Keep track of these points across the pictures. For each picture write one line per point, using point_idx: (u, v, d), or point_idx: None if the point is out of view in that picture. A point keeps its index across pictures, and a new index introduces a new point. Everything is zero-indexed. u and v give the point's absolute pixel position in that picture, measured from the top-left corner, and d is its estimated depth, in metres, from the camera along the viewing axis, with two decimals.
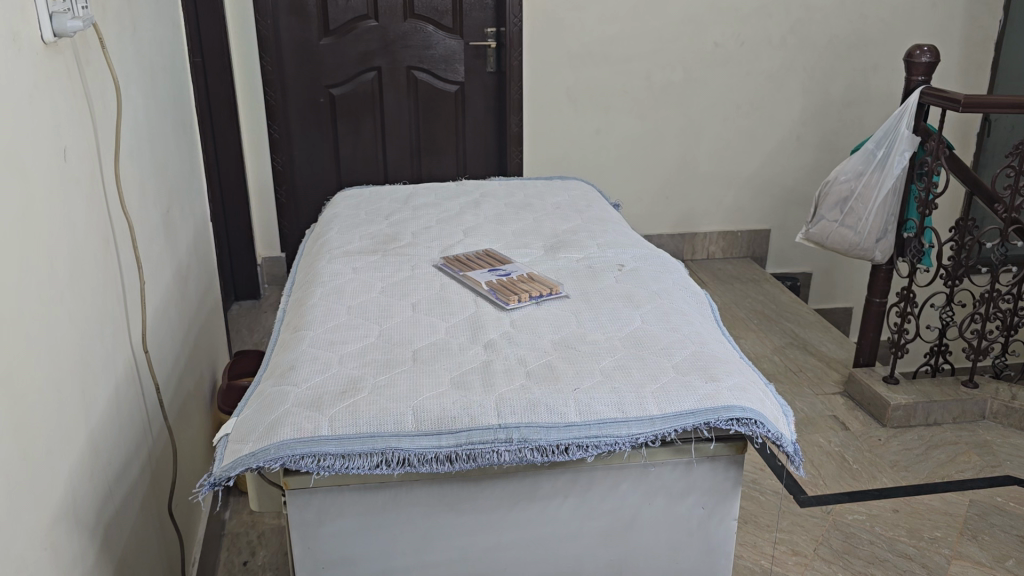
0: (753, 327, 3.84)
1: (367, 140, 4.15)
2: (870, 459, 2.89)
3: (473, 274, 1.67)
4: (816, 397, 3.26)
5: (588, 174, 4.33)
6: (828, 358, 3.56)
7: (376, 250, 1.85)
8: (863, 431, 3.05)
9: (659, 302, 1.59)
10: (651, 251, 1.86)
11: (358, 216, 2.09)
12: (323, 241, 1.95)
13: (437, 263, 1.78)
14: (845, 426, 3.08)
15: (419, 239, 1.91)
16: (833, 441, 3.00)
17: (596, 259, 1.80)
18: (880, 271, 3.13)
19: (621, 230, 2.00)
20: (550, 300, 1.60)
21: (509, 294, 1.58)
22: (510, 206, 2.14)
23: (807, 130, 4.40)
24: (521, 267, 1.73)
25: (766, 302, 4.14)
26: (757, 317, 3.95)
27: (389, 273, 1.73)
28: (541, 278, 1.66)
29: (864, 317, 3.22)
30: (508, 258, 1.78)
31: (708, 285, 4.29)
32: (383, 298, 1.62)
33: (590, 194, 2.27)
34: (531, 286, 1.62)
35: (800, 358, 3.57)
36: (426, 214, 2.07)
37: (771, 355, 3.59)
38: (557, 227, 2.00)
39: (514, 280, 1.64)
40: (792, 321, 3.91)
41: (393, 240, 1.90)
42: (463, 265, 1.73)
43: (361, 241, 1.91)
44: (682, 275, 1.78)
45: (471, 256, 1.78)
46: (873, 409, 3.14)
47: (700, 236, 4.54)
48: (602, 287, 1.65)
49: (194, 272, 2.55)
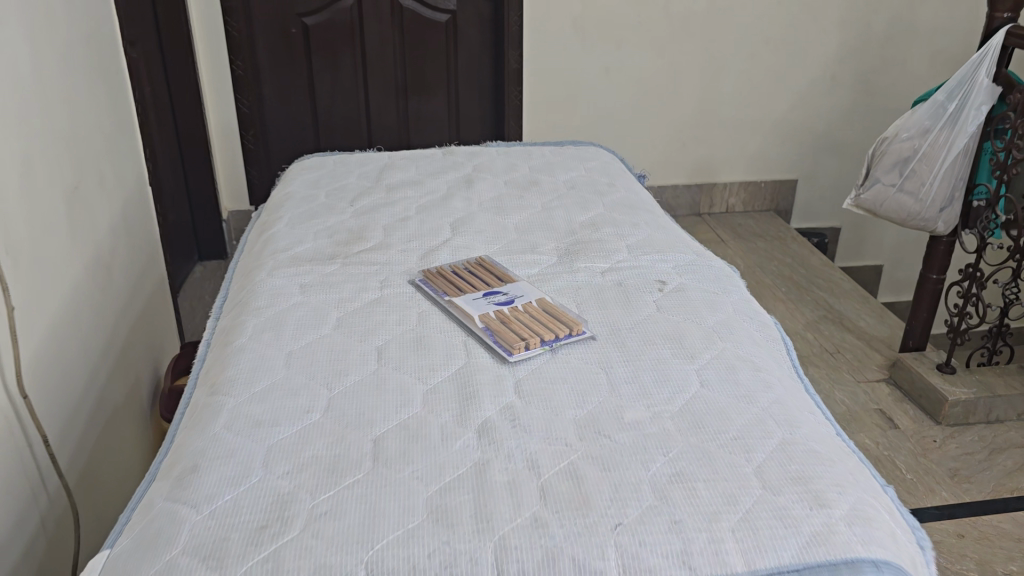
0: (782, 295, 3.38)
1: (347, 78, 3.58)
2: (925, 467, 2.48)
3: (460, 302, 1.23)
4: (857, 385, 2.84)
5: (598, 117, 3.77)
6: (868, 336, 3.11)
7: (335, 256, 1.39)
8: (915, 430, 2.63)
9: (721, 351, 1.15)
10: (698, 256, 1.43)
11: (316, 202, 1.62)
12: (266, 242, 1.48)
13: (414, 280, 1.32)
14: (893, 423, 2.66)
15: (393, 240, 1.45)
16: (882, 443, 2.58)
17: (628, 276, 1.34)
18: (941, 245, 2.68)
19: (657, 224, 1.54)
20: (571, 345, 1.15)
21: (513, 337, 1.13)
22: (513, 187, 1.67)
23: (842, 68, 3.83)
24: (528, 288, 1.27)
25: (794, 263, 3.66)
26: (785, 283, 3.48)
27: (349, 295, 1.28)
28: (555, 311, 1.20)
29: (917, 295, 2.79)
30: (509, 273, 1.33)
31: (728, 243, 3.78)
32: (337, 339, 1.17)
33: (612, 167, 1.80)
34: (541, 325, 1.16)
35: (836, 335, 3.12)
36: (404, 200, 1.60)
37: (804, 332, 3.14)
38: (574, 217, 1.55)
39: (519, 315, 1.19)
40: (824, 288, 3.44)
41: (359, 241, 1.44)
42: (446, 285, 1.28)
43: (317, 243, 1.44)
44: (743, 296, 1.33)
45: (457, 270, 1.33)
46: (926, 403, 2.71)
47: (719, 187, 4.01)
48: (641, 323, 1.21)
49: (123, 255, 2.08)
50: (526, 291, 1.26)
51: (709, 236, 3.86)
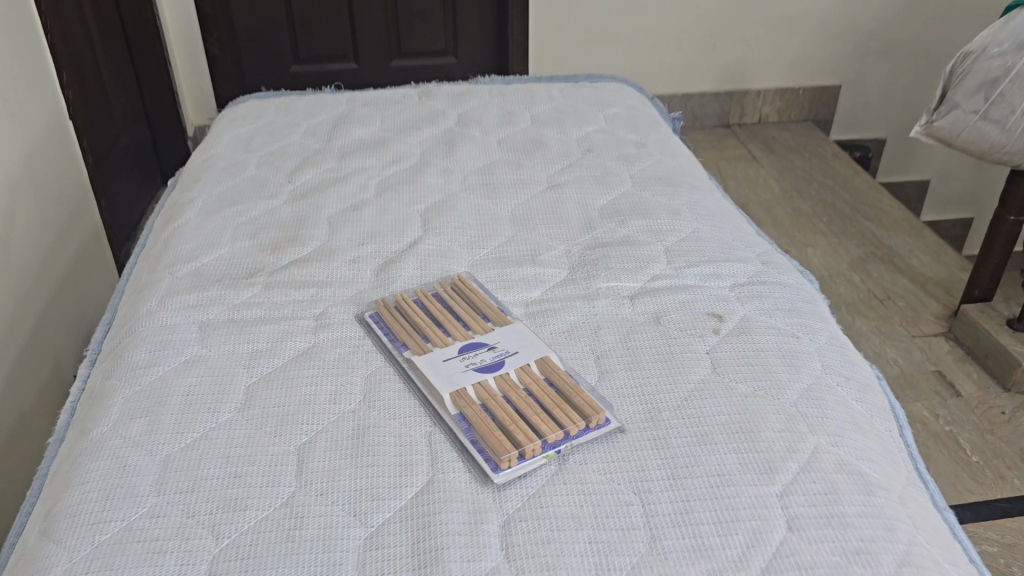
0: (824, 230, 2.83)
1: None
2: (993, 447, 2.05)
3: (424, 367, 0.85)
4: (913, 342, 2.41)
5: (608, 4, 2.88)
6: (923, 279, 2.64)
7: (256, 275, 0.99)
8: (980, 399, 2.21)
9: (812, 454, 0.77)
10: (767, 269, 1.02)
11: (242, 175, 1.20)
12: (169, 242, 1.08)
13: (363, 313, 0.94)
14: (955, 391, 2.24)
15: (339, 243, 1.05)
16: (942, 416, 2.15)
17: (666, 305, 0.95)
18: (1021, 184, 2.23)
19: (703, 211, 1.13)
20: (588, 445, 0.77)
21: (502, 437, 0.76)
22: (509, 151, 1.24)
23: None
24: (522, 337, 0.89)
25: (839, 189, 3.01)
26: (828, 212, 2.91)
27: (267, 349, 0.89)
28: (564, 389, 0.82)
29: (988, 240, 2.33)
30: (496, 306, 0.95)
31: (761, 161, 3.09)
32: (240, 429, 0.79)
33: (638, 119, 1.37)
34: (544, 416, 0.78)
35: (886, 278, 2.65)
36: (361, 173, 1.19)
37: (848, 275, 2.66)
38: (591, 200, 1.14)
39: (511, 395, 0.81)
40: (872, 218, 2.89)
41: (292, 245, 1.04)
42: (406, 330, 0.91)
43: (235, 248, 1.05)
44: (833, 337, 0.93)
45: (424, 301, 0.95)
46: (992, 364, 2.29)
47: (753, 94, 3.19)
48: (693, 403, 0.81)
49: (31, 217, 1.68)
50: (521, 345, 0.88)
51: (739, 153, 3.14)
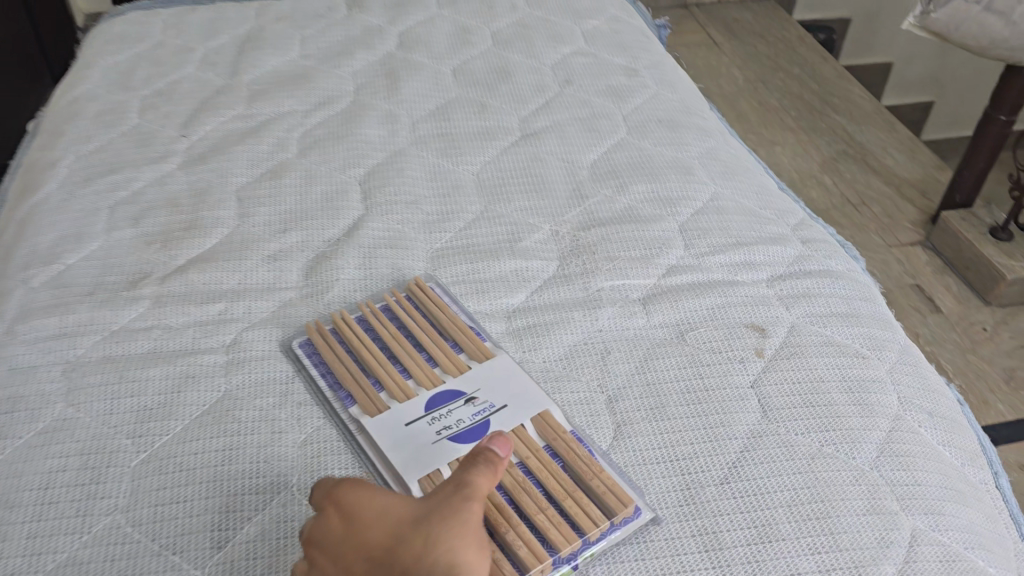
0: (792, 127, 2.17)
1: None
2: (969, 366, 1.55)
3: (381, 437, 0.63)
4: (885, 252, 1.78)
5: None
6: (898, 180, 1.99)
7: (135, 290, 0.76)
8: (960, 314, 1.66)
9: (910, 547, 0.58)
10: (808, 255, 0.80)
11: (121, 127, 0.95)
12: (23, 228, 0.82)
13: (293, 345, 0.71)
14: (933, 306, 1.67)
15: (255, 230, 0.82)
16: (922, 336, 1.61)
17: (688, 312, 0.73)
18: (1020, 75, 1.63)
19: (720, 166, 0.90)
20: (611, 550, 0.57)
21: (496, 556, 0.54)
22: (469, 87, 0.99)
23: None
24: (510, 380, 0.67)
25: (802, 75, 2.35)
26: (794, 105, 2.24)
27: (158, 407, 0.66)
28: (574, 465, 0.61)
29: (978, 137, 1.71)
30: (468, 329, 0.71)
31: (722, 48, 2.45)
32: (127, 542, 0.58)
33: (623, 36, 1.11)
34: (553, 515, 0.57)
35: (857, 178, 2.00)
36: (278, 122, 0.95)
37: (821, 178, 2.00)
38: (577, 152, 0.90)
39: (503, 478, 0.59)
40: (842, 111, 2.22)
41: (190, 233, 0.81)
42: (352, 378, 0.68)
43: (111, 241, 0.81)
44: (904, 354, 0.73)
45: (374, 325, 0.72)
46: (972, 275, 1.72)
47: None
48: (746, 476, 0.61)
49: None
50: (508, 394, 0.66)
51: (699, 37, 2.50)
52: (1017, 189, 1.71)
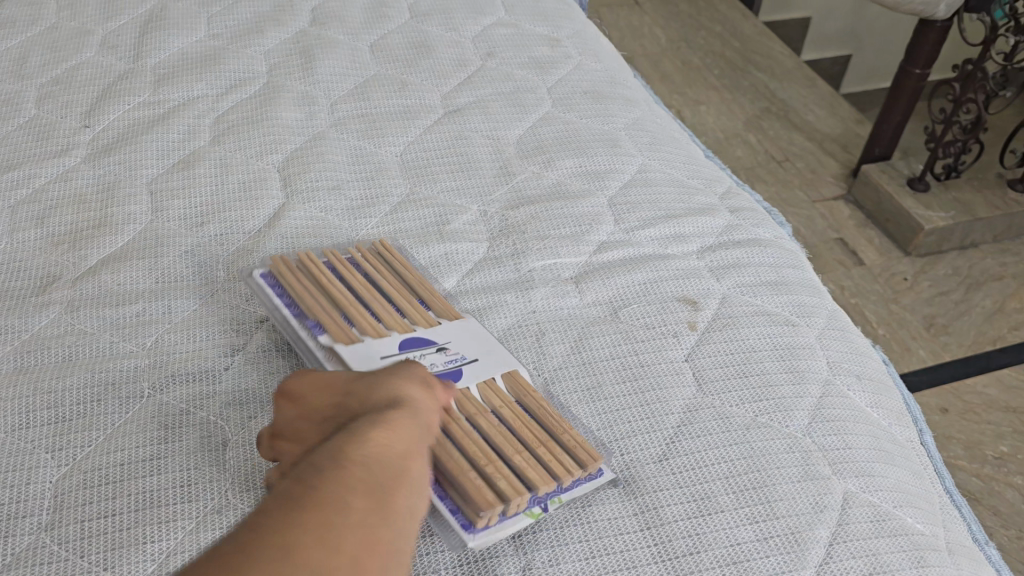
0: (715, 86, 2.17)
1: None
2: (892, 316, 1.58)
3: (355, 361, 0.61)
4: (809, 208, 1.81)
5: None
6: (819, 136, 2.02)
7: (42, 298, 0.72)
8: (882, 266, 1.69)
9: (842, 510, 0.59)
10: (736, 226, 0.81)
11: (17, 120, 0.90)
12: None
13: (256, 276, 0.70)
14: (857, 259, 1.70)
15: (169, 225, 0.79)
16: (846, 289, 1.63)
17: (621, 291, 0.73)
18: (933, 30, 1.65)
19: (647, 137, 0.90)
20: (563, 518, 0.57)
21: (479, 485, 0.54)
22: (387, 63, 0.97)
23: None
24: (483, 338, 0.66)
25: (724, 35, 2.34)
26: (717, 64, 2.24)
27: (76, 419, 0.63)
28: (545, 422, 0.60)
29: (893, 94, 1.74)
30: (440, 294, 0.70)
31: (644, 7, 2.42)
32: (54, 561, 0.55)
33: (544, 5, 1.09)
34: (530, 458, 0.57)
35: (781, 135, 2.02)
36: (184, 108, 0.91)
37: (746, 136, 2.01)
38: (503, 127, 0.88)
39: (480, 419, 0.58)
40: (764, 68, 2.23)
41: (99, 231, 0.78)
42: (320, 308, 0.66)
43: (13, 245, 0.77)
44: (833, 321, 0.74)
45: (343, 270, 0.70)
46: (891, 227, 1.76)
47: None
48: (684, 452, 0.61)
49: None
50: (484, 349, 0.65)
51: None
52: (933, 141, 1.73)
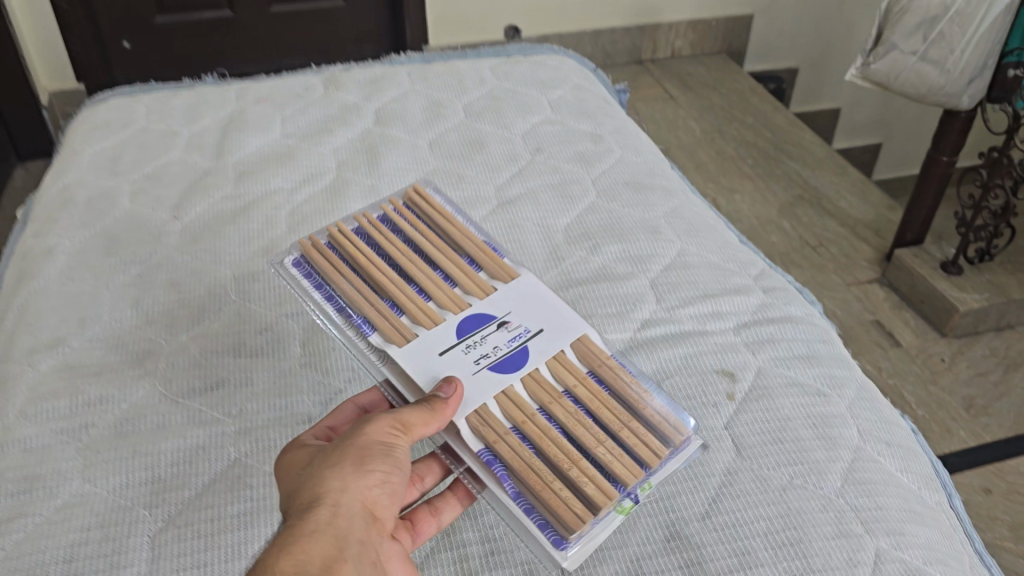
0: (750, 173, 2.24)
1: None
2: (932, 398, 1.60)
3: (417, 372, 0.66)
4: (845, 291, 1.86)
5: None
6: (852, 221, 2.09)
7: (138, 373, 0.80)
8: (919, 347, 1.72)
9: (875, 565, 0.63)
10: (769, 304, 0.87)
11: (114, 214, 0.99)
12: (25, 315, 0.86)
13: (291, 270, 0.76)
14: (894, 340, 1.74)
15: (250, 306, 0.87)
16: (884, 369, 1.66)
17: (664, 363, 0.79)
18: (959, 120, 1.72)
19: (685, 225, 0.97)
20: (616, 568, 0.62)
21: (564, 496, 0.59)
22: (444, 159, 1.06)
23: None
24: (543, 306, 0.73)
25: (757, 125, 2.43)
26: (751, 152, 2.32)
27: (171, 478, 0.70)
28: (626, 397, 0.67)
29: (922, 182, 1.80)
30: (483, 248, 0.79)
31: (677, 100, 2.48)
32: None
33: (587, 104, 1.19)
34: (612, 448, 0.63)
35: (815, 221, 2.09)
36: (263, 201, 1.00)
37: (779, 221, 2.08)
38: (553, 216, 0.96)
39: (555, 411, 0.64)
40: (796, 157, 2.31)
41: (188, 312, 0.86)
42: (365, 300, 0.72)
43: (112, 324, 0.85)
44: (863, 392, 0.79)
45: (381, 243, 0.77)
46: (927, 309, 1.80)
47: (665, 27, 2.54)
48: (727, 509, 0.66)
49: None
50: (543, 317, 0.72)
51: (655, 92, 2.50)
52: (964, 226, 1.78)
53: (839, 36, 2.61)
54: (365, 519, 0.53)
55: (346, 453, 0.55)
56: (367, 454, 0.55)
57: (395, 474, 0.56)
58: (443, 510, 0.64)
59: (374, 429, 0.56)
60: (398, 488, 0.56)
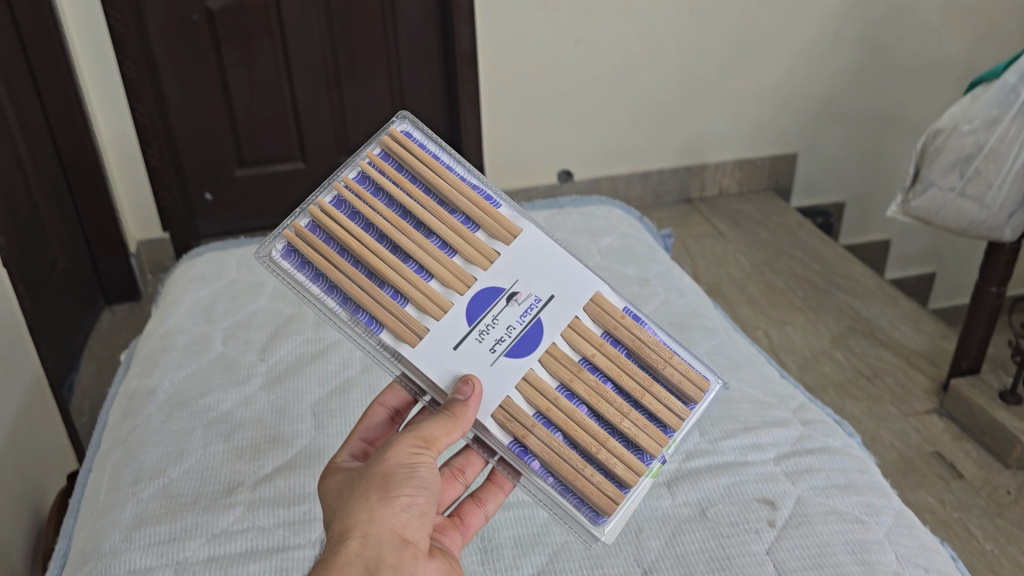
0: (801, 304, 2.30)
1: (268, 61, 2.23)
2: (1000, 531, 1.58)
3: (434, 376, 0.64)
4: (903, 422, 1.88)
5: (543, 73, 2.33)
6: (906, 352, 2.12)
7: (227, 503, 0.88)
8: (983, 479, 1.71)
9: None
10: (807, 436, 0.93)
11: (208, 357, 1.11)
12: (129, 449, 0.96)
13: (273, 259, 0.67)
14: (956, 472, 1.73)
15: (326, 441, 0.96)
16: (947, 502, 1.65)
17: (707, 492, 0.85)
18: (1003, 253, 1.78)
19: (726, 360, 1.05)
20: None
21: (598, 481, 0.65)
22: None
23: (880, 31, 2.46)
24: (547, 261, 0.70)
25: (806, 257, 2.49)
26: (801, 284, 2.38)
27: None
28: (644, 355, 0.70)
29: (972, 312, 1.84)
30: (477, 195, 0.72)
31: (728, 235, 2.56)
32: None
33: (634, 250, 1.29)
34: (637, 417, 0.68)
35: (868, 351, 2.12)
36: (340, 345, 1.12)
37: (832, 352, 2.12)
38: None
39: (576, 389, 0.67)
40: (846, 288, 2.36)
41: (274, 445, 0.96)
42: (367, 294, 0.66)
43: (205, 456, 0.95)
44: (901, 520, 0.83)
45: (370, 214, 0.69)
46: (988, 440, 1.80)
47: (712, 167, 2.66)
48: None
49: (29, 402, 1.41)
50: (552, 281, 0.70)
51: (704, 228, 2.59)
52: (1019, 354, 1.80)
53: (883, 171, 2.71)
54: (396, 544, 0.58)
55: (375, 481, 0.60)
56: (392, 480, 0.60)
57: (421, 495, 0.60)
58: (486, 499, 0.74)
59: (398, 451, 0.61)
60: (426, 506, 0.60)
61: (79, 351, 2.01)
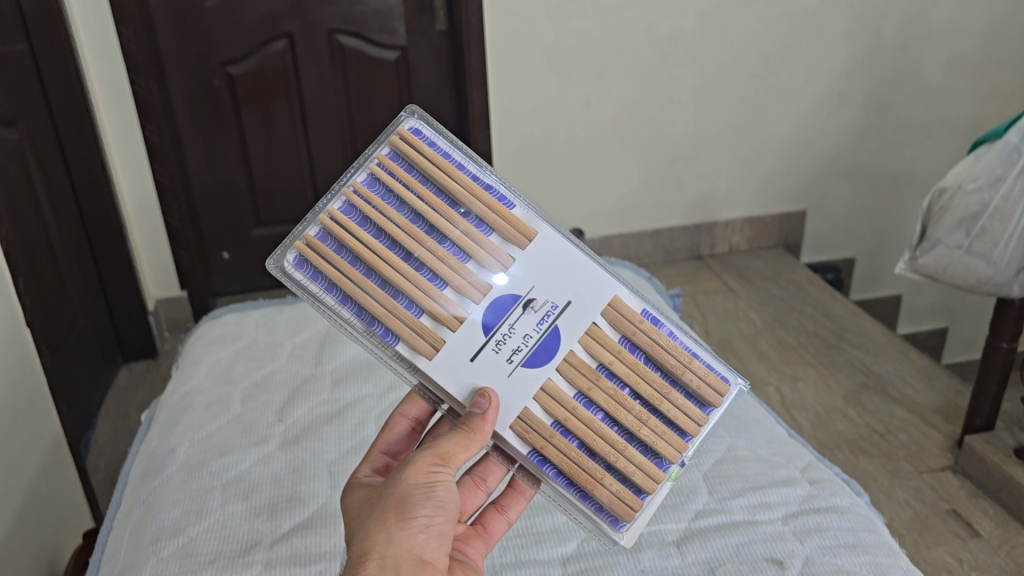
0: (813, 361, 2.31)
1: (287, 124, 2.30)
2: None
3: (454, 390, 0.68)
4: (918, 479, 1.87)
5: (554, 136, 2.39)
6: (920, 408, 2.12)
7: (245, 561, 0.90)
8: (1001, 537, 1.70)
9: None
10: (816, 496, 0.94)
11: (227, 417, 1.14)
12: (150, 509, 0.99)
13: (287, 270, 0.70)
14: (973, 530, 1.72)
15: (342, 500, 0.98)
16: (965, 561, 1.64)
17: (717, 549, 0.86)
18: (1013, 309, 1.79)
19: (733, 421, 1.07)
20: None
21: (618, 491, 0.69)
22: None
23: (883, 91, 2.52)
24: (564, 265, 0.71)
25: (817, 312, 2.51)
26: (813, 340, 2.39)
27: None
28: (664, 361, 0.71)
29: (983, 367, 1.85)
30: (489, 195, 0.72)
31: (738, 292, 2.59)
32: None
33: None
34: (656, 425, 0.71)
35: (881, 407, 2.12)
36: (357, 404, 1.14)
37: (845, 408, 2.12)
38: None
39: (595, 398, 0.69)
40: (857, 344, 2.37)
41: (292, 505, 0.98)
42: (381, 305, 0.68)
43: (224, 515, 0.97)
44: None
45: (381, 222, 0.70)
46: (1005, 497, 1.79)
47: (721, 224, 2.69)
48: None
49: (47, 461, 1.43)
50: (569, 285, 0.71)
51: (714, 284, 2.61)
52: None
53: (891, 228, 2.74)
54: (414, 563, 0.63)
55: (395, 502, 0.65)
56: (411, 502, 0.65)
57: (437, 516, 0.65)
58: (508, 506, 0.80)
59: (417, 472, 0.66)
60: (443, 523, 0.65)
61: (96, 408, 2.04)
